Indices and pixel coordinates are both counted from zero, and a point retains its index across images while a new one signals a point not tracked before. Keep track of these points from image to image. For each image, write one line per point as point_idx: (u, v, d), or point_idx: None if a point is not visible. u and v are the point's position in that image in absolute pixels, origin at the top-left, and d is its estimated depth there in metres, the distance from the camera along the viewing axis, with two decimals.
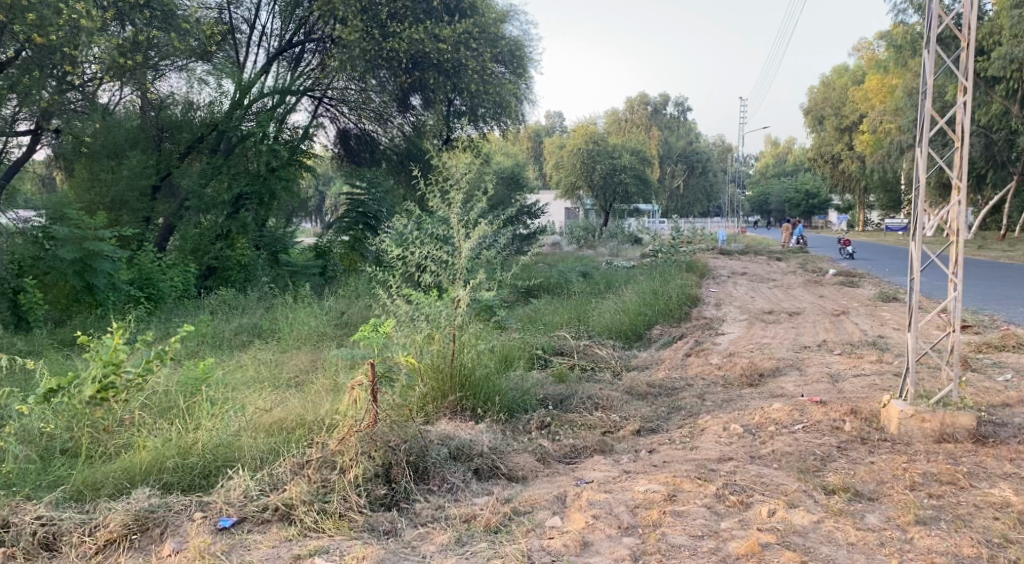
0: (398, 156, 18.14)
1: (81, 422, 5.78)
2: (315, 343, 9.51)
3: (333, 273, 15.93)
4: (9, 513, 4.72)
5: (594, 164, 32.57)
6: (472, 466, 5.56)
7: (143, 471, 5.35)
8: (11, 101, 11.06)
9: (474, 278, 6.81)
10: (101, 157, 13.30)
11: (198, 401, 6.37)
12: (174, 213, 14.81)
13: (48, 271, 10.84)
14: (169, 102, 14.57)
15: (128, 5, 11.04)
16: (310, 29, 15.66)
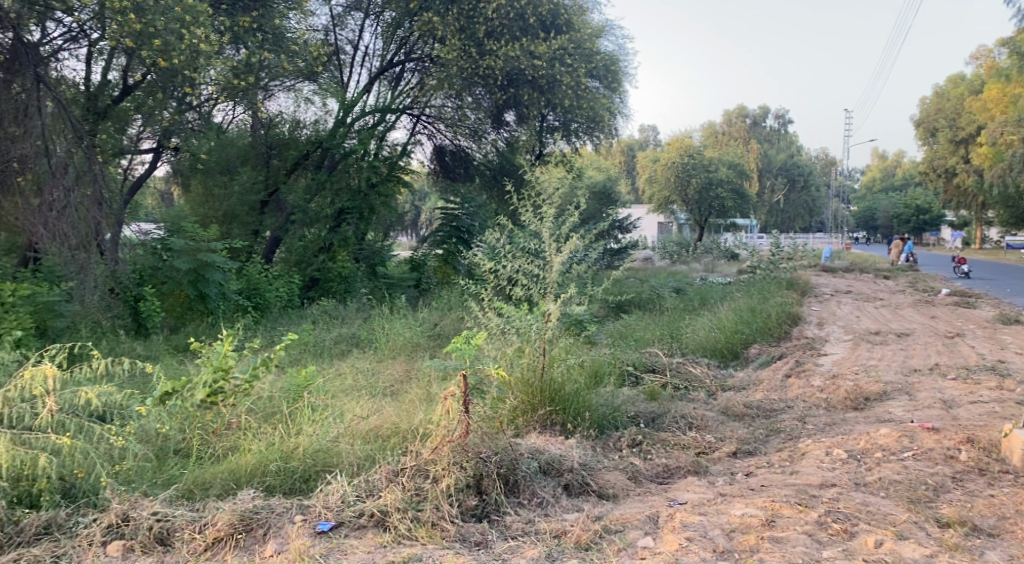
0: (491, 171, 18.17)
1: (193, 424, 6.14)
2: (409, 353, 9.73)
3: (427, 286, 16.26)
4: (129, 507, 4.97)
5: (689, 177, 31.97)
6: (562, 481, 5.54)
7: (248, 473, 5.59)
8: (136, 122, 12.17)
9: (565, 293, 6.82)
10: (215, 173, 14.19)
11: (300, 407, 6.67)
12: (281, 226, 15.31)
13: (166, 280, 11.57)
14: (278, 121, 15.21)
15: (242, 28, 11.55)
16: (410, 49, 16.16)
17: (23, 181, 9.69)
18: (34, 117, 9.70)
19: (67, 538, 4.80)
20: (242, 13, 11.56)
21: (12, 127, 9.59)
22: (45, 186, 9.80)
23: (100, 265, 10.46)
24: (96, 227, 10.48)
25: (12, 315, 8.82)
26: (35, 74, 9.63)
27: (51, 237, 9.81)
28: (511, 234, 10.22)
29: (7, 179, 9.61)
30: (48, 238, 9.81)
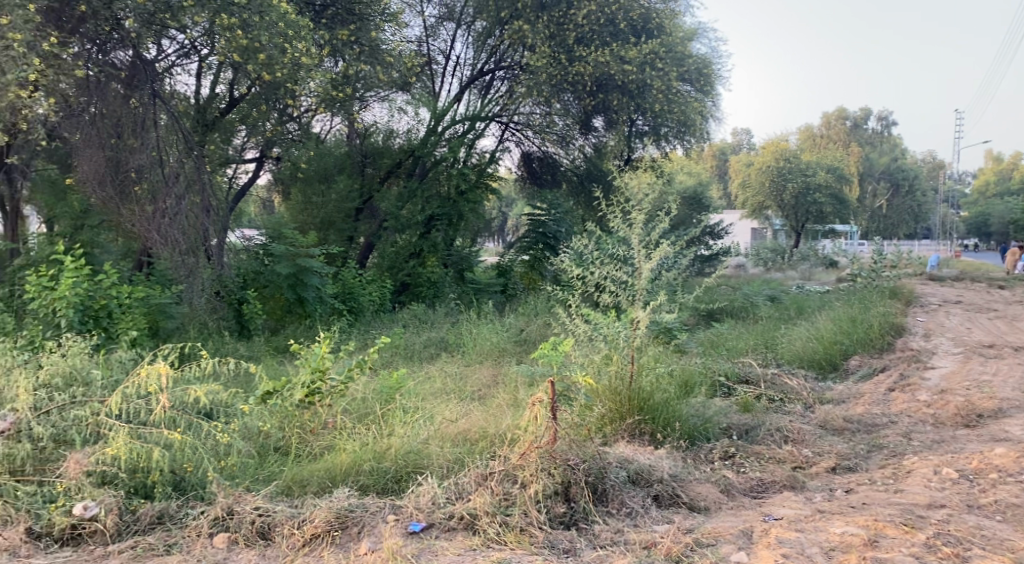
0: (578, 177, 18.15)
1: (292, 423, 6.36)
2: (496, 358, 9.82)
3: (513, 291, 16.35)
4: (233, 501, 5.19)
5: (785, 182, 31.13)
6: (651, 492, 5.48)
7: (343, 472, 5.75)
8: (241, 132, 12.79)
9: (655, 300, 6.70)
10: (314, 182, 14.98)
11: (392, 408, 6.84)
12: (374, 232, 15.61)
13: (267, 284, 12.09)
14: (373, 131, 15.55)
15: (340, 41, 11.93)
16: (500, 57, 16.32)
17: (139, 191, 10.30)
18: (151, 130, 10.33)
19: (178, 528, 5.04)
20: (340, 26, 11.95)
21: (131, 139, 10.24)
22: (158, 194, 10.35)
23: (208, 270, 11.01)
24: (205, 232, 11.04)
25: (128, 315, 9.36)
26: (152, 90, 10.30)
27: (164, 242, 10.41)
28: (599, 239, 10.18)
29: (126, 187, 10.34)
30: (161, 243, 10.40)
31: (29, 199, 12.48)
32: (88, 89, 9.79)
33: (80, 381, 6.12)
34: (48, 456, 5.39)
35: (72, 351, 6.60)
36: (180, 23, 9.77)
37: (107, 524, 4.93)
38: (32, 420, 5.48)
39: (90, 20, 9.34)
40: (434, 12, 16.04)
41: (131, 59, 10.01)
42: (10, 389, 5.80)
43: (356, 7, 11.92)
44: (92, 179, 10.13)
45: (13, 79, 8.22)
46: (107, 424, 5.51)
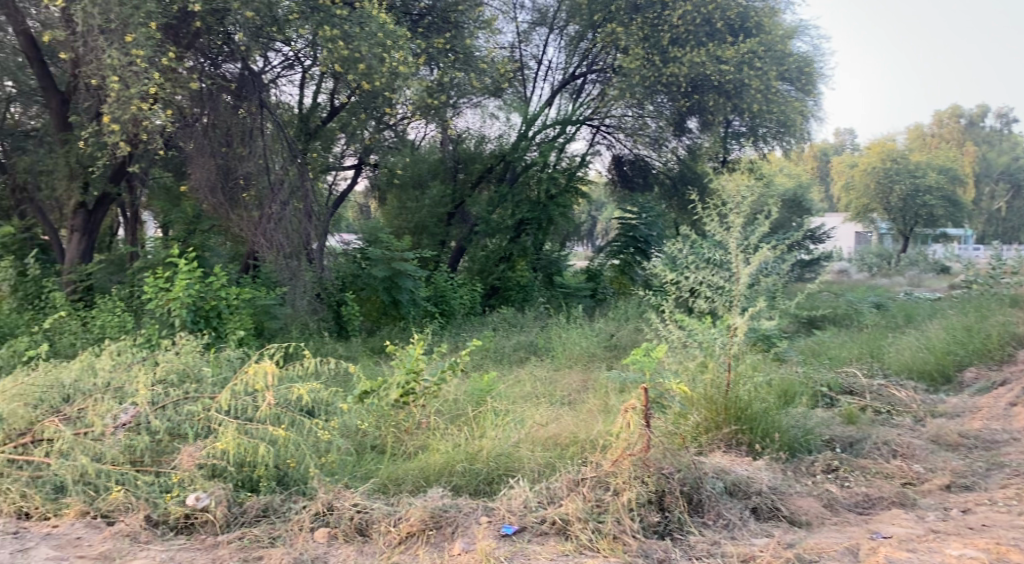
0: (671, 180, 17.88)
1: (387, 422, 6.54)
2: (586, 362, 9.79)
3: (603, 295, 16.27)
4: (333, 497, 5.35)
5: (892, 185, 29.87)
6: (750, 504, 5.32)
7: (437, 472, 5.85)
8: (340, 140, 13.37)
9: (753, 306, 6.54)
10: (408, 188, 15.55)
11: (484, 410, 6.92)
12: (465, 237, 15.99)
13: (364, 286, 12.52)
14: (465, 137, 15.75)
15: (436, 49, 12.13)
16: (593, 60, 16.26)
17: (248, 197, 10.79)
18: (258, 138, 10.79)
19: (281, 521, 5.23)
20: (436, 35, 12.16)
21: (240, 148, 10.70)
22: (265, 200, 10.83)
23: (309, 273, 11.41)
24: (306, 237, 11.41)
25: (236, 316, 9.78)
26: (259, 99, 10.76)
27: (270, 246, 10.88)
28: (693, 243, 9.98)
29: (234, 194, 10.80)
30: (267, 247, 10.89)
31: (147, 205, 13.26)
32: (201, 100, 10.33)
33: (193, 377, 6.46)
34: (164, 449, 5.66)
35: (186, 348, 6.98)
36: (284, 36, 10.28)
37: (217, 515, 5.15)
38: (150, 414, 5.78)
39: (204, 35, 9.96)
40: (527, 17, 16.11)
41: (240, 72, 10.56)
42: (131, 384, 6.15)
43: (451, 16, 12.22)
44: (204, 187, 10.65)
45: (136, 92, 8.81)
46: (217, 419, 5.77)
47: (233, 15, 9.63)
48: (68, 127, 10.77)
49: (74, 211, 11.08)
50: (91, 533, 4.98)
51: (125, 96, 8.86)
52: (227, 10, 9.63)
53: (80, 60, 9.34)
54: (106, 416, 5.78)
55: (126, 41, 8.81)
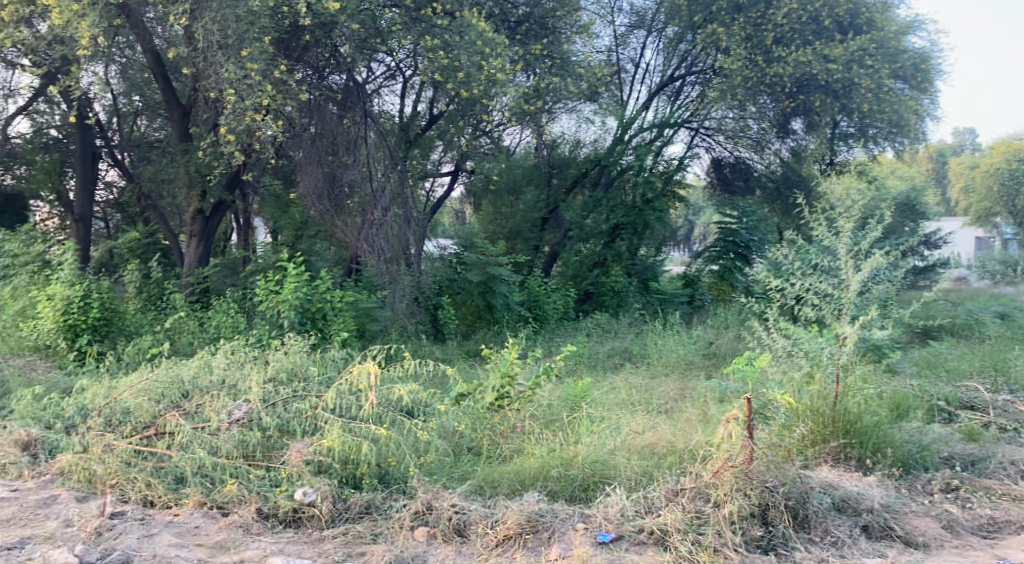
0: (774, 183, 17.19)
1: (483, 425, 6.60)
2: (684, 370, 9.60)
3: (700, 302, 16.01)
4: (432, 497, 5.44)
5: (1019, 187, 27.92)
6: (860, 522, 5.10)
7: (532, 476, 5.87)
8: (437, 148, 13.71)
9: (864, 314, 6.25)
10: (502, 194, 15.82)
11: (579, 416, 6.92)
12: (558, 241, 16.14)
13: (459, 290, 12.80)
14: (561, 142, 15.87)
15: (533, 56, 12.17)
16: (692, 62, 16.00)
17: (352, 203, 11.20)
18: (361, 148, 11.10)
19: (383, 518, 5.37)
20: (534, 41, 12.27)
21: (345, 156, 11.09)
22: (368, 206, 11.19)
23: (409, 277, 11.67)
24: (406, 242, 11.57)
25: (339, 318, 10.11)
26: (363, 110, 11.11)
27: (371, 250, 11.20)
28: (798, 248, 9.60)
29: (340, 200, 11.26)
30: (369, 251, 11.19)
31: (257, 212, 13.90)
32: (310, 111, 10.75)
33: (300, 376, 6.73)
34: (274, 444, 5.90)
35: (294, 349, 7.27)
36: (387, 46, 10.60)
37: (323, 510, 5.33)
38: (262, 410, 6.04)
39: (312, 48, 10.32)
40: (625, 20, 15.99)
41: (345, 83, 10.91)
42: (244, 382, 6.45)
43: (549, 21, 12.35)
44: (312, 194, 11.17)
45: (250, 104, 9.25)
46: (323, 417, 5.99)
47: (340, 28, 9.93)
48: (189, 137, 11.43)
49: (193, 216, 11.71)
50: (208, 522, 5.22)
51: (241, 107, 9.32)
52: (334, 24, 9.88)
53: (200, 75, 9.88)
54: (222, 412, 6.05)
55: (242, 56, 9.25)
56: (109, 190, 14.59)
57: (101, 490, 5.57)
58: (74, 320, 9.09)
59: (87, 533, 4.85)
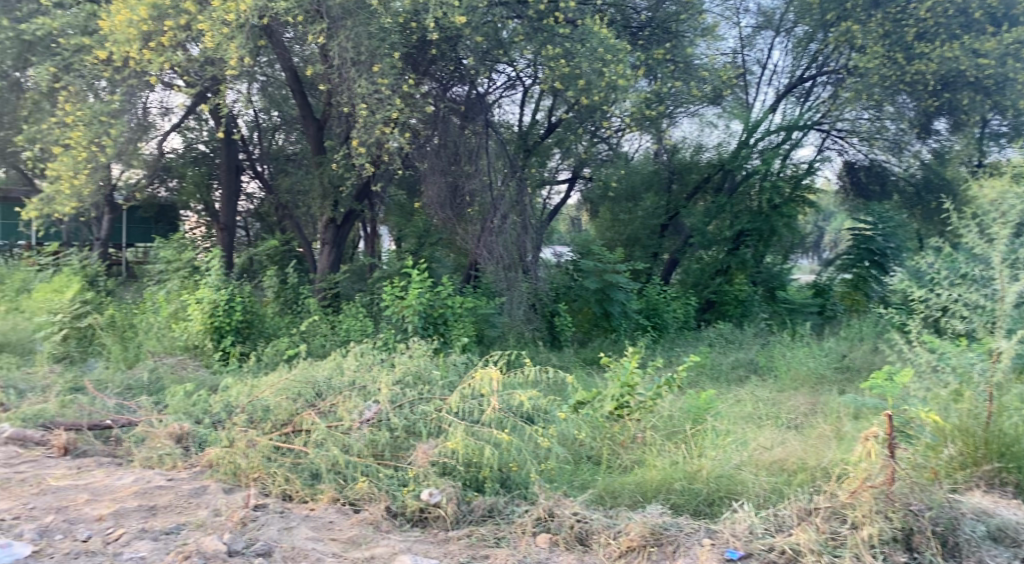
0: (915, 187, 16.06)
1: (603, 434, 6.59)
2: (815, 385, 9.16)
3: (832, 313, 15.32)
4: (554, 504, 5.45)
5: None
6: (1020, 554, 4.74)
7: (654, 488, 5.78)
8: (555, 155, 13.76)
9: (1022, 329, 5.78)
10: (621, 201, 15.66)
11: (703, 429, 6.74)
12: (678, 249, 15.86)
13: (576, 298, 12.79)
14: (681, 147, 15.30)
15: (656, 60, 12.00)
16: (823, 62, 15.32)
17: (472, 212, 11.43)
18: (483, 157, 11.37)
19: (505, 523, 5.43)
20: (657, 46, 12.08)
21: (466, 165, 11.33)
22: (487, 215, 11.39)
23: (529, 284, 11.77)
24: (523, 248, 11.68)
25: (460, 323, 10.30)
26: (484, 120, 11.36)
27: (491, 257, 11.40)
28: (944, 256, 8.95)
29: (462, 209, 11.55)
30: (488, 258, 11.40)
31: (384, 220, 14.40)
32: (434, 122, 11.02)
33: (424, 380, 6.89)
34: (401, 444, 6.08)
35: (418, 352, 7.46)
36: (509, 57, 10.79)
37: (448, 511, 5.44)
38: (390, 411, 6.24)
39: (439, 61, 10.62)
40: (751, 21, 15.53)
41: (467, 94, 11.19)
42: (373, 384, 6.69)
43: (672, 26, 12.10)
44: (435, 203, 11.54)
45: (380, 117, 9.63)
46: (447, 419, 6.13)
47: (464, 41, 10.26)
48: (323, 150, 12.04)
49: (326, 225, 12.29)
50: (341, 518, 5.45)
51: (371, 121, 9.71)
52: (459, 38, 10.22)
53: (334, 90, 10.36)
54: (354, 412, 6.28)
55: (373, 72, 9.64)
56: (251, 200, 15.61)
57: (246, 482, 5.92)
58: (220, 322, 9.73)
59: (234, 522, 5.12)
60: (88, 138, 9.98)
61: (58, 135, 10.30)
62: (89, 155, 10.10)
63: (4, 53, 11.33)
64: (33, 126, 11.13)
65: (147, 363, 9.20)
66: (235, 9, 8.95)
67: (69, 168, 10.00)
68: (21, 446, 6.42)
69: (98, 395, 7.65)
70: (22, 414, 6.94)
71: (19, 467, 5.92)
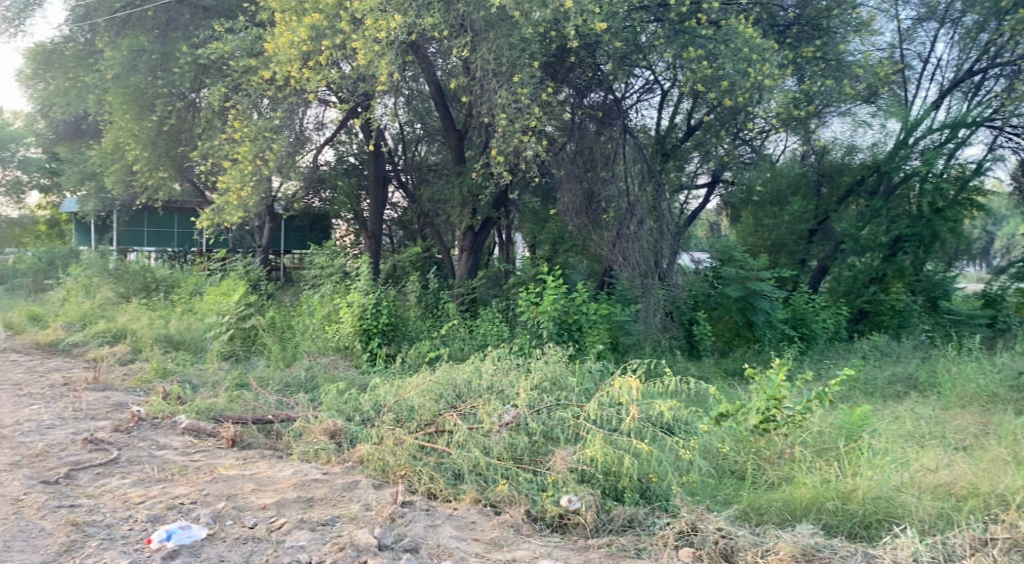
0: None
1: (747, 448, 6.32)
2: (986, 404, 8.42)
3: (1004, 325, 14.24)
4: (697, 518, 5.30)
5: None
6: None
7: (804, 506, 5.51)
8: (694, 159, 13.45)
9: None
10: (765, 205, 14.99)
11: (857, 447, 6.35)
12: (828, 255, 15.08)
13: (716, 306, 12.48)
14: (832, 147, 14.51)
15: (804, 58, 11.49)
16: (996, 52, 14.05)
17: (608, 218, 11.36)
18: (619, 162, 11.22)
19: (647, 535, 5.35)
20: (805, 44, 11.61)
21: (603, 171, 11.28)
22: (624, 220, 11.27)
23: (668, 292, 11.54)
24: (659, 254, 11.46)
25: (595, 330, 10.27)
26: (621, 125, 11.21)
27: (626, 264, 11.28)
28: None
29: (597, 215, 11.50)
30: (624, 265, 11.30)
31: (520, 227, 14.59)
32: (569, 130, 11.05)
33: (560, 386, 6.94)
34: (539, 449, 6.12)
35: (554, 359, 7.50)
36: (648, 61, 10.71)
37: (588, 519, 5.42)
38: (528, 416, 6.31)
39: (577, 68, 10.71)
40: (912, 12, 14.58)
41: (603, 100, 11.14)
42: (512, 388, 6.82)
43: (822, 22, 11.61)
44: (571, 210, 11.60)
45: (519, 126, 9.77)
46: (586, 427, 6.14)
47: (603, 47, 10.26)
48: (463, 159, 12.39)
49: (464, 232, 12.55)
50: (483, 518, 5.54)
51: (510, 130, 9.88)
52: (598, 44, 10.24)
53: (475, 102, 10.63)
54: (493, 415, 6.42)
55: (513, 81, 9.81)
56: (395, 209, 16.33)
57: (393, 479, 6.08)
58: (368, 324, 10.18)
59: (383, 517, 5.34)
60: (253, 152, 10.74)
61: (228, 150, 11.14)
62: (254, 168, 10.84)
63: (183, 76, 12.36)
64: (207, 143, 12.10)
65: (303, 362, 9.77)
66: (386, 27, 9.37)
67: (236, 181, 10.77)
68: (195, 437, 6.96)
69: (260, 392, 8.19)
70: (196, 407, 7.55)
71: (194, 457, 6.42)
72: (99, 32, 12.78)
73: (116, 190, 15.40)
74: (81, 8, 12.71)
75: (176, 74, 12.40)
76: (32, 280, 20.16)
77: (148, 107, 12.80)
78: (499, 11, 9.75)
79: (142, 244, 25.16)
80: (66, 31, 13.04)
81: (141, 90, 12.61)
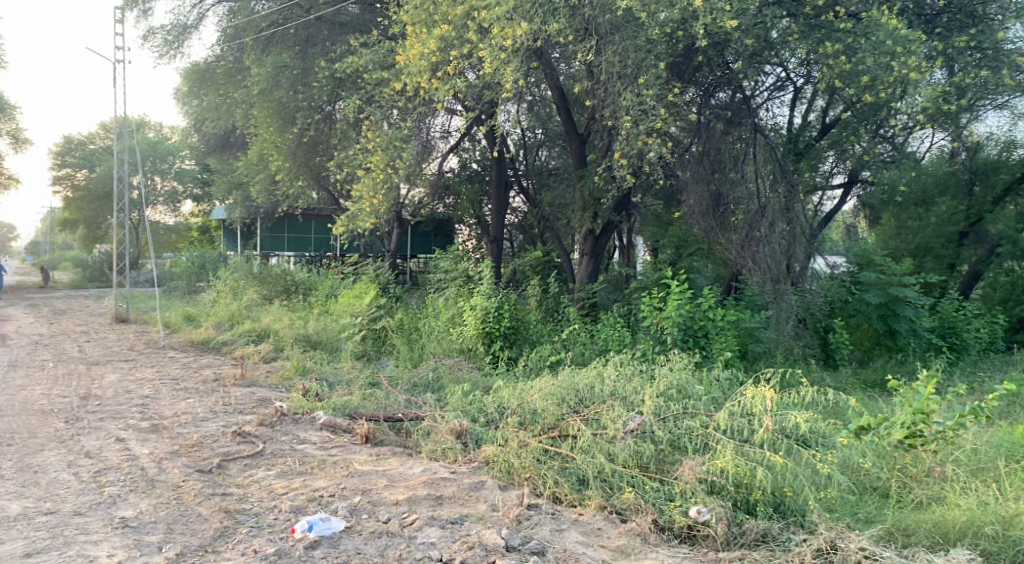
0: None
1: (891, 464, 6.01)
2: None
3: None
4: (837, 536, 5.05)
5: None
6: None
7: (959, 530, 5.12)
8: (829, 159, 12.90)
9: None
10: (910, 205, 14.03)
11: (1020, 468, 5.83)
12: (981, 259, 14.05)
13: (854, 313, 11.78)
14: (986, 144, 13.56)
15: (956, 49, 10.65)
16: None
17: (737, 220, 10.86)
18: (749, 163, 10.81)
19: (782, 551, 5.13)
20: (957, 33, 10.84)
21: (731, 172, 10.87)
22: (753, 223, 10.74)
23: (801, 298, 11.00)
24: (792, 257, 10.94)
25: (723, 336, 9.99)
26: (751, 124, 10.87)
27: (756, 267, 10.74)
28: None
29: (725, 217, 11.05)
30: (754, 268, 10.76)
31: (646, 231, 14.38)
32: (696, 131, 10.85)
33: (687, 393, 6.82)
34: (667, 458, 5.97)
35: (679, 366, 7.37)
36: (780, 57, 10.36)
37: (719, 531, 5.24)
38: (654, 423, 6.18)
39: (704, 67, 10.48)
40: None
41: (732, 98, 10.84)
42: (636, 395, 6.74)
43: (976, 9, 10.86)
44: (697, 212, 11.20)
45: (643, 129, 9.61)
46: (715, 437, 5.96)
47: (733, 45, 10.00)
48: (585, 162, 12.33)
49: (585, 236, 12.45)
50: (610, 526, 5.46)
51: (634, 132, 9.73)
52: (727, 42, 9.99)
53: (599, 105, 10.56)
54: (618, 421, 6.34)
55: (639, 84, 9.66)
56: (516, 214, 16.57)
57: (518, 481, 6.11)
58: (490, 327, 10.33)
59: (510, 519, 5.39)
60: (385, 161, 11.13)
61: (362, 160, 11.57)
62: (386, 176, 11.21)
63: (321, 90, 12.98)
64: (342, 153, 12.66)
65: (430, 362, 10.03)
66: (512, 35, 9.46)
67: (369, 189, 11.17)
68: (333, 432, 7.28)
69: (391, 391, 8.46)
70: (333, 404, 7.90)
71: (331, 451, 6.71)
72: (246, 51, 13.61)
73: (260, 198, 16.35)
74: (231, 29, 13.55)
75: (314, 88, 13.01)
76: (186, 282, 21.75)
77: (289, 119, 13.57)
78: (624, 13, 9.72)
79: (283, 249, 26.57)
80: (218, 51, 13.93)
81: (284, 104, 13.36)
